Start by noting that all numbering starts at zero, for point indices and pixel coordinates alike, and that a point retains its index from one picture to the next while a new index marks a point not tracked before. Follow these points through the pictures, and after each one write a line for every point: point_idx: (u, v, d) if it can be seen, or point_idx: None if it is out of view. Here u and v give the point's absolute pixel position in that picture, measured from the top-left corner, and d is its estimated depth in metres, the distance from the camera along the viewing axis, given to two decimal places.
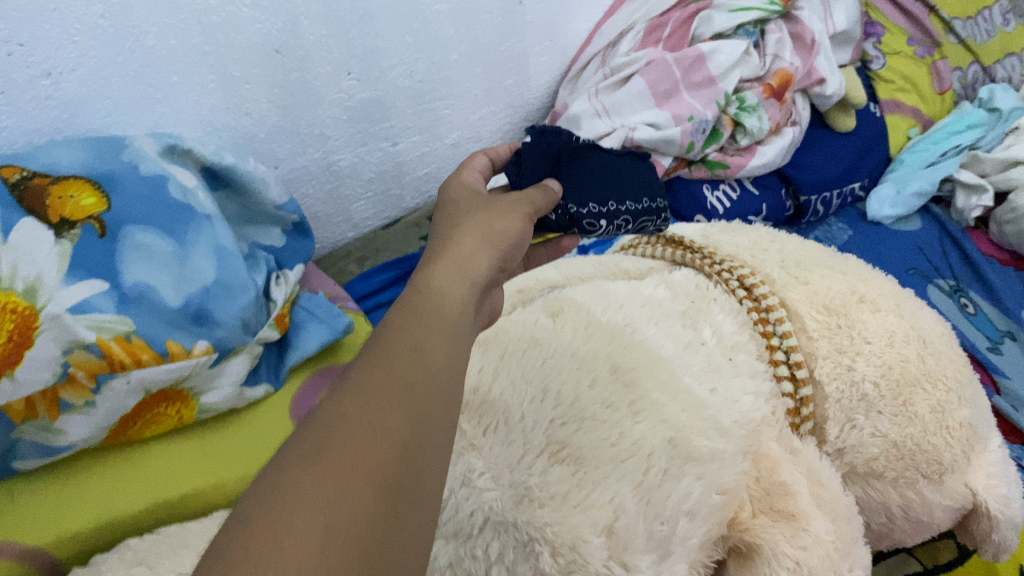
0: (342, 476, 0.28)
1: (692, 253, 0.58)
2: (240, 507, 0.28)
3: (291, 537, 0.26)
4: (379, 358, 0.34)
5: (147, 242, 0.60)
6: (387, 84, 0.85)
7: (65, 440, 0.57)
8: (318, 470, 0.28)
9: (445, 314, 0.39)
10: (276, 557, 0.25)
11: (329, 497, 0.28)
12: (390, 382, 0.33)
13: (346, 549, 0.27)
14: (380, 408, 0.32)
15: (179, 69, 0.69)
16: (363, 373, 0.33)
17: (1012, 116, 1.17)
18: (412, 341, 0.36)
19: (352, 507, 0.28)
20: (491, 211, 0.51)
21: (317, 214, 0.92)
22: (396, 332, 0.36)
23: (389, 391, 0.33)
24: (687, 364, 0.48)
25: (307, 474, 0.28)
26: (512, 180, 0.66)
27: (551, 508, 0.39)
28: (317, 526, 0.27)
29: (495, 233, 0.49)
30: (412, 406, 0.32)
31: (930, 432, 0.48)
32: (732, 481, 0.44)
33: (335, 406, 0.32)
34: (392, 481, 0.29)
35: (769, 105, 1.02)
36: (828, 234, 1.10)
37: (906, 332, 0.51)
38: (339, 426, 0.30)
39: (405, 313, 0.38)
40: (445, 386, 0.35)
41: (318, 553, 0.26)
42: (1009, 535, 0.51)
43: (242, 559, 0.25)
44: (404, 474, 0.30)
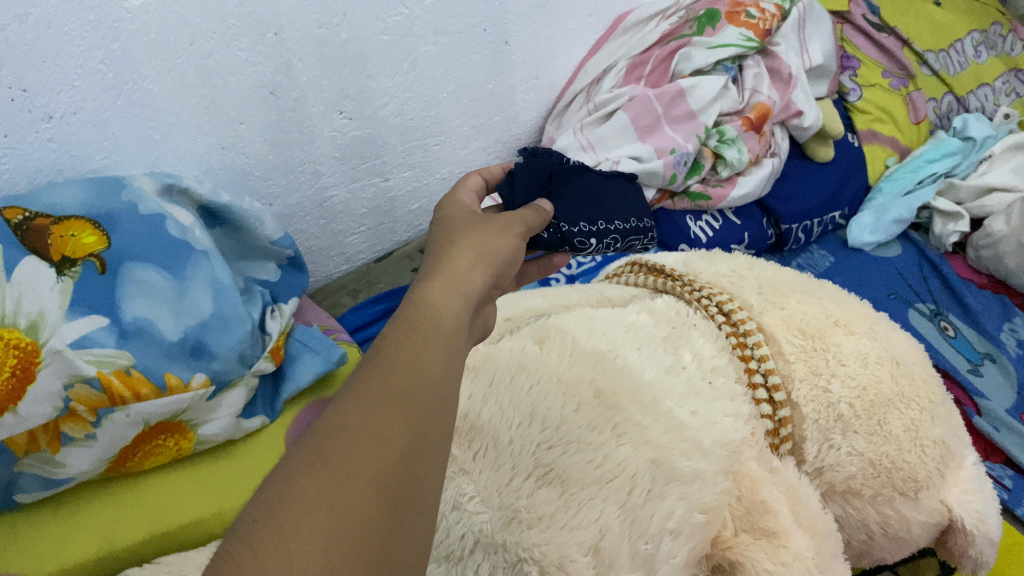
0: (346, 481, 0.29)
1: (673, 280, 0.60)
2: (244, 512, 0.29)
3: (296, 538, 0.27)
4: (378, 370, 0.35)
5: (146, 278, 0.62)
6: (378, 122, 0.88)
7: (66, 473, 0.58)
8: (321, 476, 0.29)
9: (444, 326, 0.40)
10: (282, 559, 0.26)
11: (332, 500, 0.29)
12: (389, 392, 0.34)
13: (350, 551, 0.27)
14: (380, 417, 0.32)
15: (177, 111, 0.71)
16: (363, 384, 0.34)
17: (986, 143, 1.22)
18: (410, 353, 0.37)
19: (354, 512, 0.29)
20: (485, 229, 0.53)
21: (311, 249, 0.94)
22: (395, 343, 0.38)
23: (389, 400, 0.34)
24: (670, 388, 0.50)
25: (311, 479, 0.29)
26: (507, 200, 0.73)
27: (539, 528, 0.40)
28: (322, 528, 0.28)
29: (489, 250, 0.50)
30: (411, 414, 0.33)
31: (904, 450, 0.50)
32: (713, 500, 0.45)
33: (336, 416, 0.32)
34: (393, 486, 0.30)
35: (748, 137, 1.05)
36: (811, 261, 1.13)
37: (879, 353, 0.53)
38: (341, 434, 0.31)
39: (402, 326, 0.39)
40: (442, 395, 0.36)
41: (322, 555, 0.27)
42: (985, 550, 0.52)
43: (250, 560, 0.26)
44: (405, 480, 0.31)
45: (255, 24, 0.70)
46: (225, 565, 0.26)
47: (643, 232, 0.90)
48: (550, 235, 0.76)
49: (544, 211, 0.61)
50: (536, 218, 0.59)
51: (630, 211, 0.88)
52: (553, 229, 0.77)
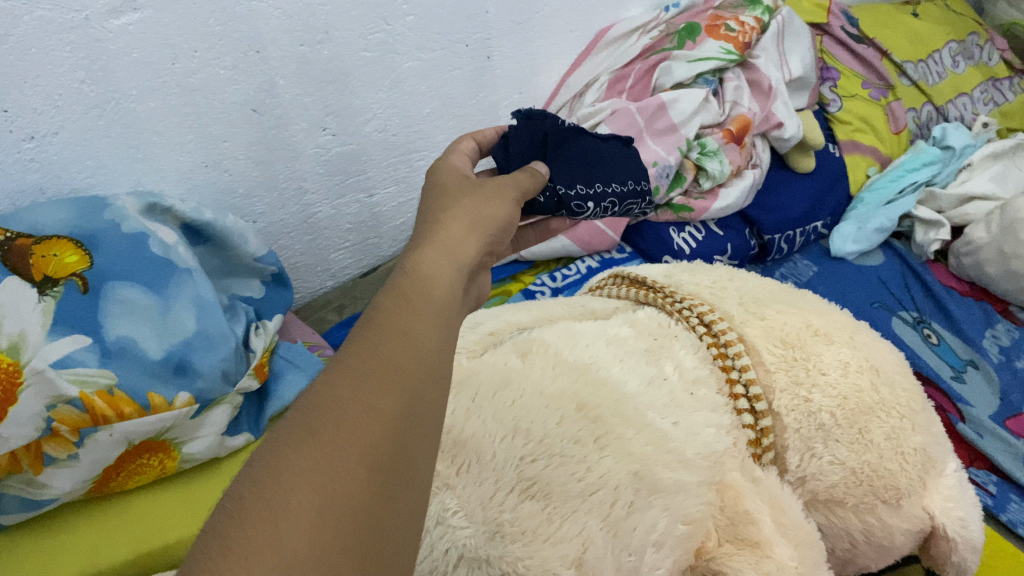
0: (335, 457, 0.30)
1: (654, 292, 0.60)
2: (234, 489, 0.29)
3: (286, 517, 0.27)
4: (369, 343, 0.35)
5: (129, 297, 0.62)
6: (362, 138, 0.88)
7: (49, 494, 0.58)
8: (312, 452, 0.30)
9: (436, 300, 0.40)
10: (272, 538, 0.26)
11: (322, 477, 0.29)
12: (380, 366, 0.34)
13: (340, 526, 0.28)
14: (370, 391, 0.33)
15: (160, 130, 0.71)
16: (354, 357, 0.35)
17: (965, 152, 1.24)
18: (401, 326, 0.37)
19: (345, 487, 0.29)
20: (477, 196, 0.53)
21: (296, 265, 0.94)
22: (387, 316, 0.38)
23: (379, 375, 0.34)
24: (653, 399, 0.50)
25: (301, 455, 0.29)
26: (501, 163, 0.68)
27: (523, 542, 0.40)
28: (313, 505, 0.28)
29: (482, 219, 0.51)
30: (403, 387, 0.34)
31: (886, 458, 0.50)
32: (697, 511, 0.46)
33: (329, 390, 0.33)
34: (384, 461, 0.31)
35: (730, 149, 1.07)
36: (793, 271, 1.14)
37: (859, 363, 0.54)
38: (331, 410, 0.32)
39: (394, 298, 0.39)
40: (434, 368, 0.36)
41: (313, 532, 0.27)
42: (968, 556, 0.53)
43: (238, 539, 0.26)
44: (396, 453, 0.31)
45: (237, 42, 0.71)
46: (214, 544, 0.26)
47: (643, 195, 0.77)
48: (546, 199, 0.68)
49: (537, 175, 0.63)
50: (529, 181, 0.60)
51: (630, 171, 0.76)
52: (548, 191, 0.68)
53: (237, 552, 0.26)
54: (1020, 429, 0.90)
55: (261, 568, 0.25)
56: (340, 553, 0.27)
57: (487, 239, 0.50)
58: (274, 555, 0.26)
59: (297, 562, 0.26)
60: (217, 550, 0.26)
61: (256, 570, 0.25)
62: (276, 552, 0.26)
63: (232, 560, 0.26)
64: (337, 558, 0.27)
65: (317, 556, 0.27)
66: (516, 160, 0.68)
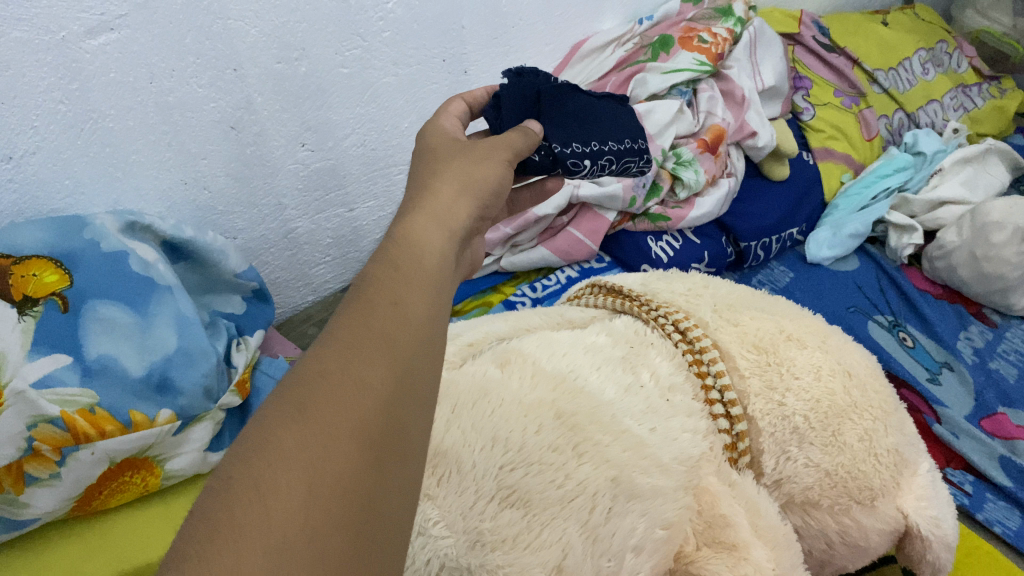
0: (327, 430, 0.29)
1: (630, 300, 0.61)
2: (220, 467, 0.28)
3: (275, 494, 0.27)
4: (359, 316, 0.35)
5: (109, 315, 0.62)
6: (340, 153, 0.89)
7: (31, 513, 0.58)
8: (300, 428, 0.29)
9: (426, 273, 0.40)
10: (263, 510, 0.26)
11: (312, 453, 0.28)
12: (368, 340, 0.33)
13: (332, 502, 0.27)
14: (361, 364, 0.32)
15: (139, 148, 0.71)
16: (343, 331, 0.34)
17: (936, 158, 1.26)
18: (392, 298, 0.36)
19: (336, 462, 0.28)
20: (468, 158, 0.53)
21: (277, 280, 0.94)
22: (377, 289, 0.37)
23: (369, 349, 0.33)
24: (629, 406, 0.51)
25: (291, 431, 0.29)
26: (494, 122, 0.68)
27: (503, 550, 0.41)
28: (303, 482, 0.27)
29: (473, 180, 0.51)
30: (393, 360, 0.33)
31: (859, 459, 0.51)
32: (674, 515, 0.46)
33: (318, 363, 0.32)
34: (376, 435, 0.30)
35: (704, 159, 1.07)
36: (771, 277, 1.15)
37: (831, 366, 0.55)
38: (322, 383, 0.31)
39: (384, 270, 0.39)
40: (426, 340, 0.35)
41: (302, 509, 0.26)
42: (942, 555, 0.54)
43: (226, 518, 0.26)
44: (389, 426, 0.31)
45: (214, 60, 0.71)
46: (202, 524, 0.26)
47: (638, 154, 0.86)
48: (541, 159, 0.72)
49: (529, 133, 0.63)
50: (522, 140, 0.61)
51: (624, 131, 0.85)
52: (543, 152, 0.72)
53: (226, 530, 0.25)
54: (994, 429, 0.91)
55: (248, 545, 0.25)
56: (331, 531, 0.27)
57: (476, 201, 0.50)
58: (262, 535, 0.25)
59: (287, 541, 0.25)
60: (203, 531, 0.25)
61: (246, 547, 0.25)
62: (266, 528, 0.25)
63: (218, 542, 0.25)
64: (329, 536, 0.26)
65: (307, 534, 0.26)
66: (509, 121, 0.68)
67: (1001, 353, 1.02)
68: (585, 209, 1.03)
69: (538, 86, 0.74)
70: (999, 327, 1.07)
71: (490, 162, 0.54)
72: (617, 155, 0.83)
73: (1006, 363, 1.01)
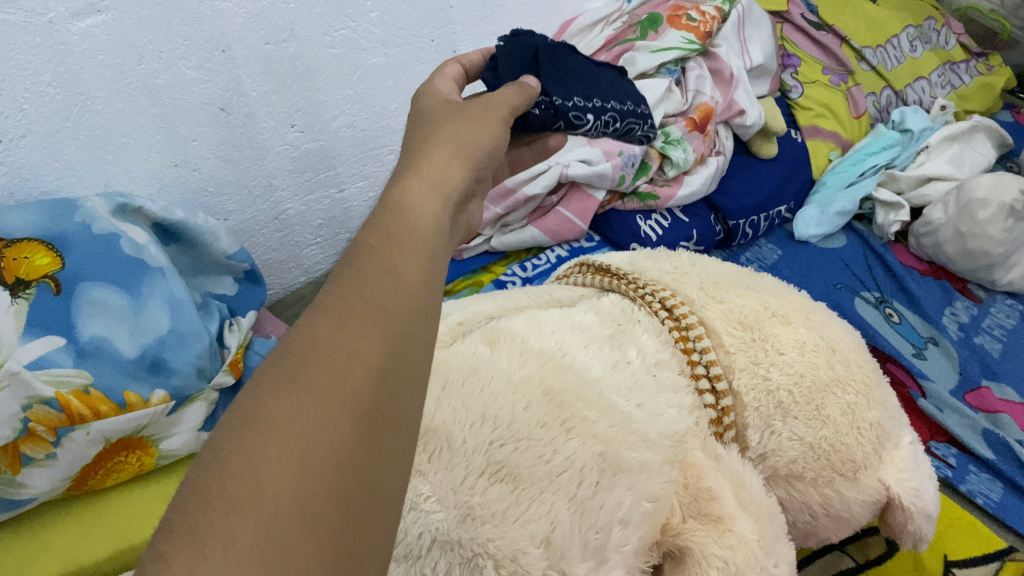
0: (319, 402, 0.29)
1: (618, 279, 0.62)
2: (214, 440, 0.29)
3: (267, 467, 0.27)
4: (353, 283, 0.35)
5: (102, 297, 0.63)
6: (330, 134, 0.89)
7: (27, 493, 0.59)
8: (293, 400, 0.29)
9: (421, 238, 0.39)
10: (255, 484, 0.26)
11: (304, 425, 0.28)
12: (363, 306, 0.33)
13: (325, 474, 0.28)
14: (354, 334, 0.32)
15: (128, 131, 0.72)
16: (337, 298, 0.34)
17: (923, 135, 1.27)
18: (385, 263, 0.36)
19: (328, 434, 0.28)
20: (460, 120, 0.53)
21: (268, 261, 0.94)
22: (373, 253, 0.37)
23: (362, 316, 0.33)
24: (616, 382, 0.52)
25: (283, 403, 0.29)
26: (492, 81, 0.69)
27: (492, 523, 0.42)
28: (295, 456, 0.27)
29: (466, 143, 0.51)
30: (386, 327, 0.33)
31: (842, 433, 0.52)
32: (660, 489, 0.48)
33: (311, 332, 0.32)
34: (369, 405, 0.30)
35: (692, 138, 1.08)
36: (759, 255, 1.15)
37: (815, 342, 0.56)
38: (314, 353, 0.31)
39: (379, 235, 0.38)
40: (422, 306, 0.35)
41: (294, 482, 0.27)
42: (923, 526, 0.55)
43: (218, 493, 0.26)
44: (381, 396, 0.31)
45: (202, 42, 0.71)
46: (196, 498, 0.26)
47: (639, 117, 0.89)
48: (541, 113, 0.71)
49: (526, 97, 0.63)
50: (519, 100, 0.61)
51: (623, 95, 0.86)
52: (545, 105, 0.71)
53: (219, 505, 0.26)
54: (978, 403, 0.93)
55: (239, 521, 0.25)
56: (324, 500, 0.27)
57: (471, 165, 0.50)
58: (253, 510, 0.26)
59: (279, 514, 0.26)
60: (197, 507, 0.26)
61: (238, 523, 0.25)
62: (258, 503, 0.26)
63: (211, 518, 0.26)
64: (321, 506, 0.27)
65: (299, 507, 0.26)
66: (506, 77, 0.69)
67: (985, 328, 1.04)
68: (575, 188, 1.03)
69: (534, 47, 0.75)
70: (984, 302, 1.08)
71: (484, 122, 0.55)
72: (620, 117, 0.84)
73: (990, 338, 1.02)
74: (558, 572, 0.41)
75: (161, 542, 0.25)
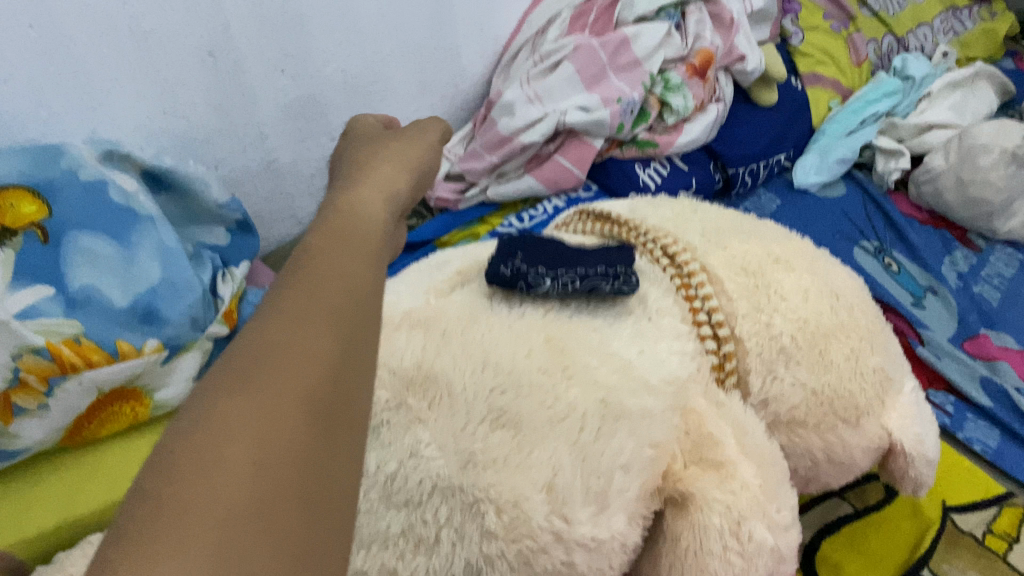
0: (272, 399, 0.27)
1: (618, 226, 0.61)
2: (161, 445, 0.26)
3: (219, 469, 0.24)
4: (306, 274, 0.32)
5: (91, 246, 0.61)
6: (322, 81, 0.87)
7: (20, 444, 0.58)
8: (248, 397, 0.27)
9: (372, 230, 0.37)
10: (206, 489, 0.24)
11: (260, 423, 0.26)
12: (314, 297, 0.31)
13: (282, 475, 0.25)
14: (309, 325, 0.30)
15: (113, 76, 0.70)
16: (294, 288, 0.31)
17: (924, 83, 1.26)
18: (337, 254, 0.34)
19: (283, 432, 0.26)
20: None
21: (260, 213, 0.92)
22: (324, 246, 0.34)
23: (316, 306, 0.31)
24: (618, 329, 0.51)
25: (234, 400, 0.26)
26: None
27: (494, 469, 0.43)
28: (253, 452, 0.25)
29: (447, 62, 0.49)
30: (342, 319, 0.31)
31: (845, 378, 0.52)
32: (662, 435, 0.47)
33: (263, 327, 0.30)
34: (325, 405, 0.27)
35: (693, 83, 1.06)
36: (758, 204, 1.14)
37: (819, 288, 0.55)
38: (266, 348, 0.28)
39: (328, 230, 0.36)
40: (376, 301, 0.33)
41: (249, 484, 0.24)
42: (924, 472, 0.55)
43: (168, 497, 0.23)
44: (339, 391, 0.28)
45: None
46: (141, 505, 0.23)
47: None
48: None
49: None
50: None
51: None
52: None
53: (167, 510, 0.23)
54: (976, 351, 0.92)
55: (191, 526, 0.23)
56: (283, 503, 0.24)
57: None
58: (210, 508, 0.23)
59: (235, 511, 0.23)
60: (147, 508, 0.23)
61: (190, 527, 0.23)
62: (212, 508, 0.23)
63: (166, 518, 0.23)
64: (281, 506, 0.24)
65: (260, 504, 0.24)
66: None
67: (984, 277, 1.03)
68: (571, 136, 1.01)
69: None
70: (984, 251, 1.07)
71: None
72: None
73: (989, 287, 1.02)
74: (560, 517, 0.42)
75: (108, 548, 0.23)
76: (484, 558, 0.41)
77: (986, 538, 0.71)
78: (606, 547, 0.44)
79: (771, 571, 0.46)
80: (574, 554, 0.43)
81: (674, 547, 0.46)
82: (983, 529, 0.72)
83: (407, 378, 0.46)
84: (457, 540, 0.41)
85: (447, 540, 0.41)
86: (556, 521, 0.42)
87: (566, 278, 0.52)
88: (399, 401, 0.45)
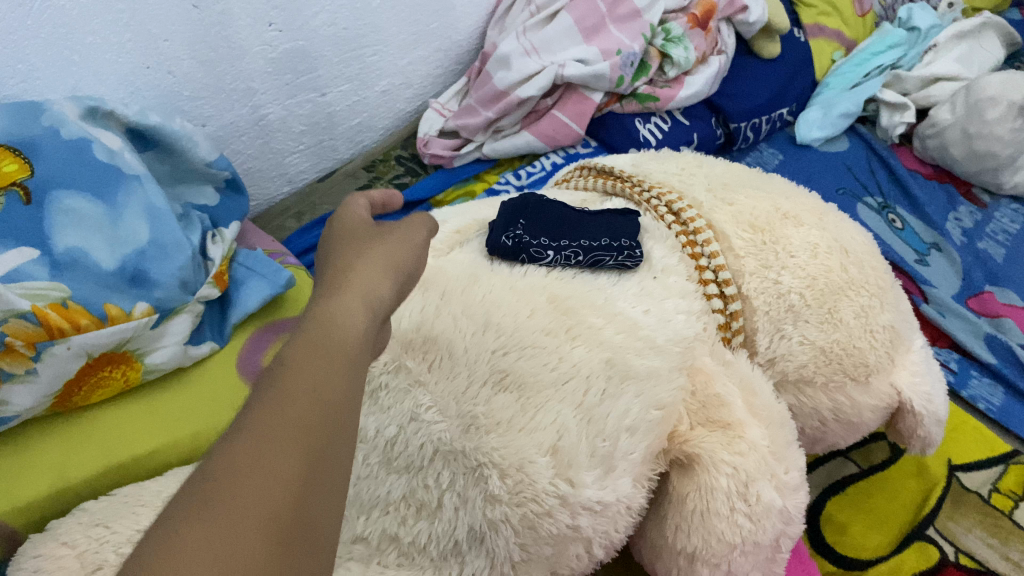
0: (228, 539, 0.26)
1: (623, 182, 0.59)
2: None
3: None
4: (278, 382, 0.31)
5: (75, 206, 0.59)
6: (311, 33, 0.84)
7: (9, 412, 0.56)
8: (202, 526, 0.26)
9: (363, 327, 0.35)
10: None
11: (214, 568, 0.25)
12: (283, 416, 0.29)
13: None
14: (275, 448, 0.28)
15: (94, 29, 0.67)
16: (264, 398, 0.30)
17: (931, 34, 1.23)
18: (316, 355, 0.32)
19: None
20: None
21: (250, 170, 0.89)
22: (304, 341, 0.33)
23: (286, 425, 0.29)
24: (623, 289, 0.50)
25: (188, 540, 0.26)
26: None
27: (497, 433, 0.42)
28: None
29: None
30: (311, 439, 0.29)
31: (855, 336, 0.51)
32: (668, 397, 0.46)
33: (230, 446, 0.28)
34: (282, 541, 0.27)
35: (694, 35, 1.04)
36: (760, 159, 1.12)
37: (829, 244, 0.53)
38: (228, 476, 0.27)
39: (313, 315, 0.35)
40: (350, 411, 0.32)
41: None
42: (933, 430, 0.54)
43: None
44: (300, 526, 0.27)
45: None
46: None
47: None
48: None
49: None
50: None
51: None
52: None
53: None
54: (980, 308, 0.92)
55: None
56: None
57: None
58: None
59: None
60: None
61: None
62: None
63: None
64: None
65: None
66: None
67: (989, 233, 1.02)
68: (571, 90, 0.99)
69: None
70: (988, 207, 1.06)
71: None
72: None
73: (994, 244, 1.00)
74: (564, 481, 0.41)
75: None
76: (488, 523, 0.41)
77: (992, 497, 0.71)
78: (612, 510, 0.43)
79: (779, 532, 0.45)
80: (579, 518, 0.41)
81: (681, 510, 0.45)
82: (988, 487, 0.72)
83: (406, 340, 0.45)
84: (460, 505, 0.41)
85: (450, 505, 0.41)
86: (561, 485, 0.41)
87: (570, 251, 0.50)
88: (398, 363, 0.45)
